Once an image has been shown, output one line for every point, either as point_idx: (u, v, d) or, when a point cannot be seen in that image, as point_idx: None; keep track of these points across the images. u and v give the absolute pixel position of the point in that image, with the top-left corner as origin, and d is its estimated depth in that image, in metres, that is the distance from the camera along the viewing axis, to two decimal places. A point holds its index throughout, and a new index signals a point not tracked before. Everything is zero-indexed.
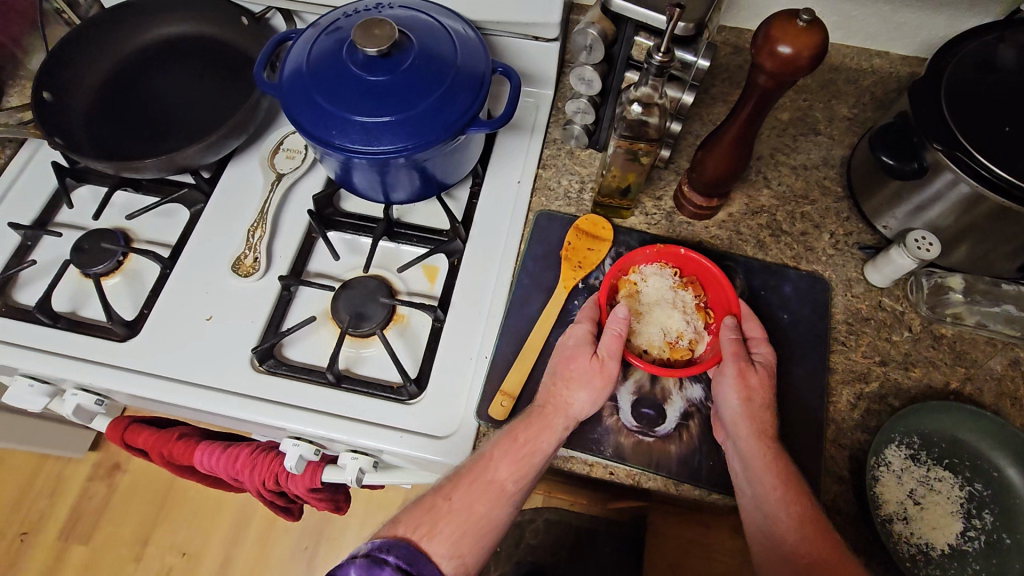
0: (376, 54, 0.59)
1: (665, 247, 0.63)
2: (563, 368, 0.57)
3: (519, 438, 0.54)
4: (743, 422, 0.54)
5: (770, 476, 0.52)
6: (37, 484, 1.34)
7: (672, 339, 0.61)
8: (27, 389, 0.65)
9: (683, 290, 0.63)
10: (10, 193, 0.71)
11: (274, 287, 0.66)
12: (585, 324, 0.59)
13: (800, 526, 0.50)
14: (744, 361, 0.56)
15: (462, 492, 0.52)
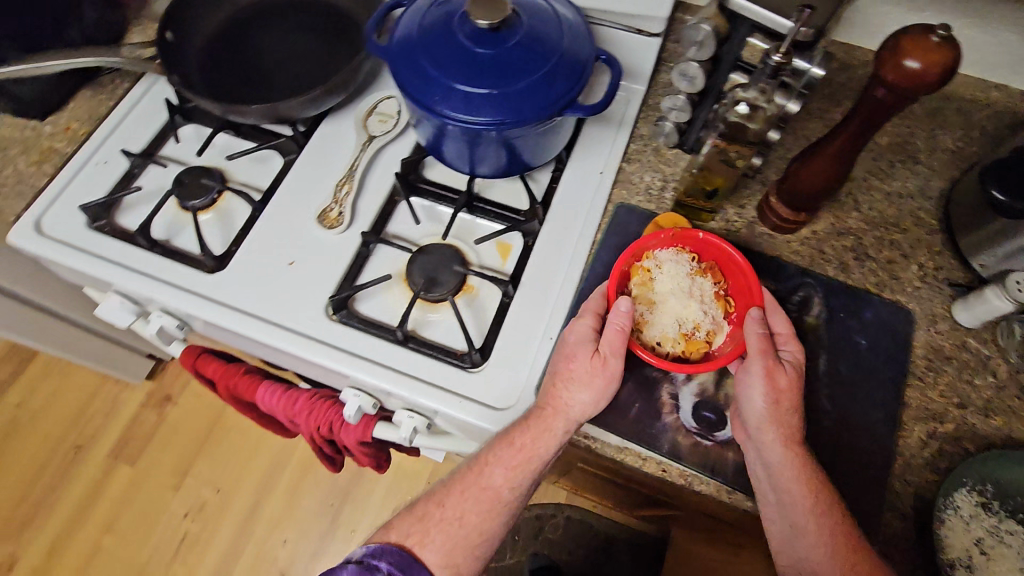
0: (486, 26, 0.60)
1: (682, 231, 0.61)
2: (562, 367, 0.57)
3: (514, 445, 0.56)
4: (771, 427, 0.52)
5: (799, 488, 0.51)
6: (95, 403, 1.42)
7: (688, 331, 0.59)
8: (118, 305, 0.69)
9: (702, 277, 0.61)
10: (124, 121, 0.76)
11: (355, 242, 0.68)
12: (588, 319, 0.58)
13: (830, 543, 0.50)
14: (771, 358, 0.54)
15: (455, 499, 0.59)
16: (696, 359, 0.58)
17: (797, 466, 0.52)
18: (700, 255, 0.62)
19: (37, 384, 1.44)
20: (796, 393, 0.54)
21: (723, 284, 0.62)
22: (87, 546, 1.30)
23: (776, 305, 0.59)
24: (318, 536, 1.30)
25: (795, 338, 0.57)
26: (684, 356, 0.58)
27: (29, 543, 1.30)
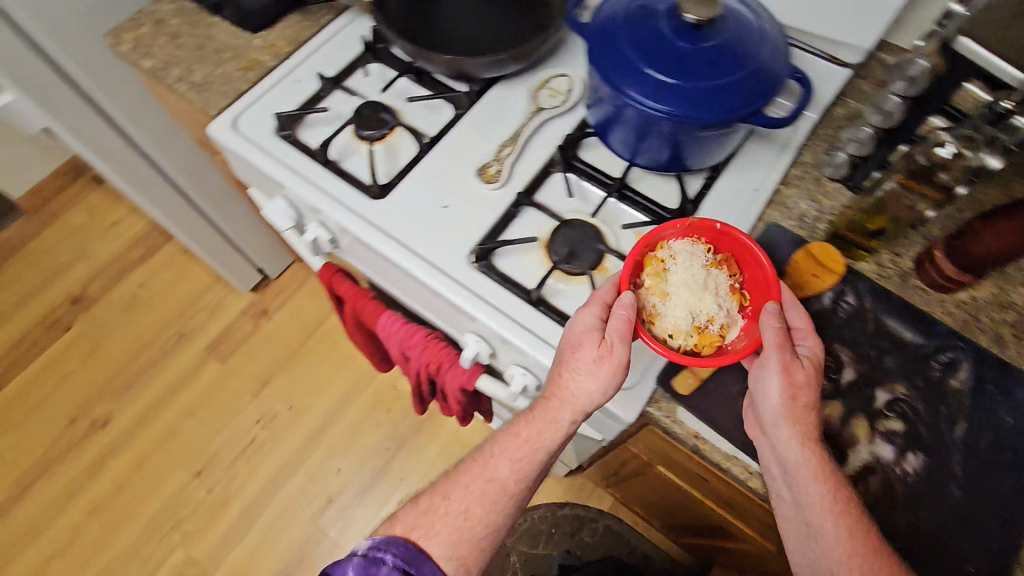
0: (693, 21, 0.61)
1: (698, 221, 0.61)
2: (566, 355, 0.60)
3: (519, 434, 0.62)
4: (785, 427, 0.53)
5: (822, 491, 0.52)
6: (202, 300, 1.56)
7: (700, 324, 0.58)
8: (283, 210, 0.76)
9: (716, 269, 0.61)
10: (320, 48, 0.82)
11: (506, 200, 0.71)
12: (595, 308, 0.59)
13: (854, 548, 0.50)
14: (789, 353, 0.54)
15: (462, 489, 0.63)
16: (709, 352, 0.57)
17: (819, 467, 0.52)
18: (715, 245, 0.62)
19: (161, 272, 1.61)
20: (814, 388, 0.54)
21: (738, 276, 0.62)
22: (168, 424, 1.42)
23: (793, 299, 0.59)
24: (368, 474, 1.36)
25: (813, 331, 0.57)
26: (697, 349, 0.57)
27: (122, 407, 1.44)
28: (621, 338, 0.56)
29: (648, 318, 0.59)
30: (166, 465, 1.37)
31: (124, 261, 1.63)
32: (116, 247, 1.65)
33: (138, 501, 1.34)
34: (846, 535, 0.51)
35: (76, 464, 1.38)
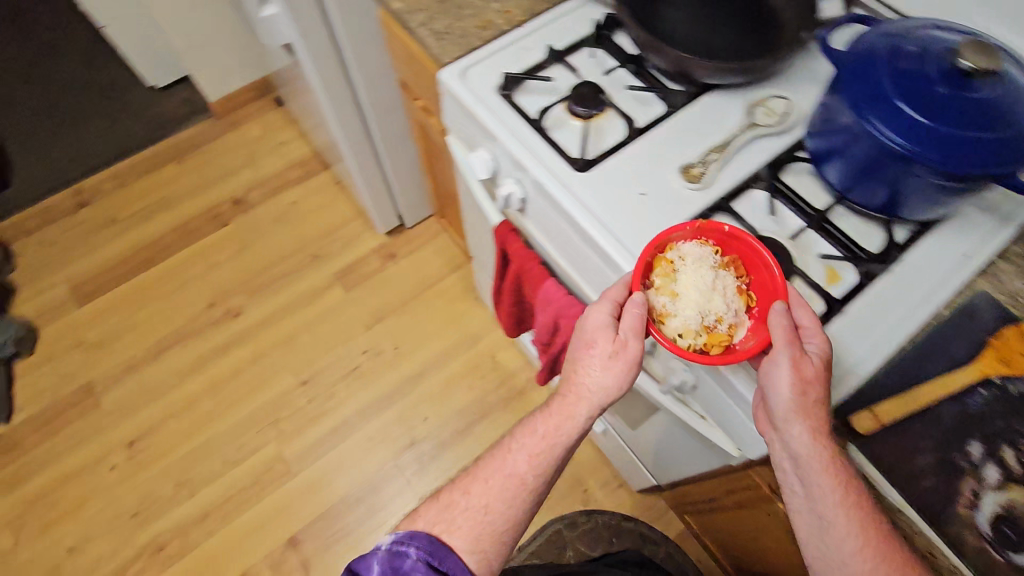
0: (967, 69, 0.59)
1: (708, 224, 0.64)
2: (581, 350, 0.66)
3: (535, 428, 0.67)
4: (794, 424, 0.56)
5: (835, 485, 0.56)
6: (342, 230, 1.69)
7: (712, 323, 0.62)
8: (483, 160, 0.82)
9: (724, 270, 0.64)
10: (557, 21, 0.86)
11: (703, 202, 0.71)
12: (608, 305, 0.65)
13: (863, 534, 0.55)
14: (798, 349, 0.57)
15: (482, 484, 0.66)
16: (719, 351, 0.60)
17: (831, 461, 0.57)
18: (723, 247, 0.65)
19: (312, 196, 1.76)
20: (820, 381, 0.58)
21: (746, 277, 0.65)
22: (288, 330, 1.54)
23: (799, 297, 0.61)
24: (451, 429, 1.42)
25: (822, 330, 0.59)
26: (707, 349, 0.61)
27: (254, 305, 1.59)
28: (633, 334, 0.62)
29: (657, 317, 0.63)
30: (279, 367, 1.50)
31: (284, 179, 1.80)
32: (279, 165, 1.83)
33: (249, 391, 1.47)
34: (856, 524, 0.56)
35: (206, 342, 1.54)
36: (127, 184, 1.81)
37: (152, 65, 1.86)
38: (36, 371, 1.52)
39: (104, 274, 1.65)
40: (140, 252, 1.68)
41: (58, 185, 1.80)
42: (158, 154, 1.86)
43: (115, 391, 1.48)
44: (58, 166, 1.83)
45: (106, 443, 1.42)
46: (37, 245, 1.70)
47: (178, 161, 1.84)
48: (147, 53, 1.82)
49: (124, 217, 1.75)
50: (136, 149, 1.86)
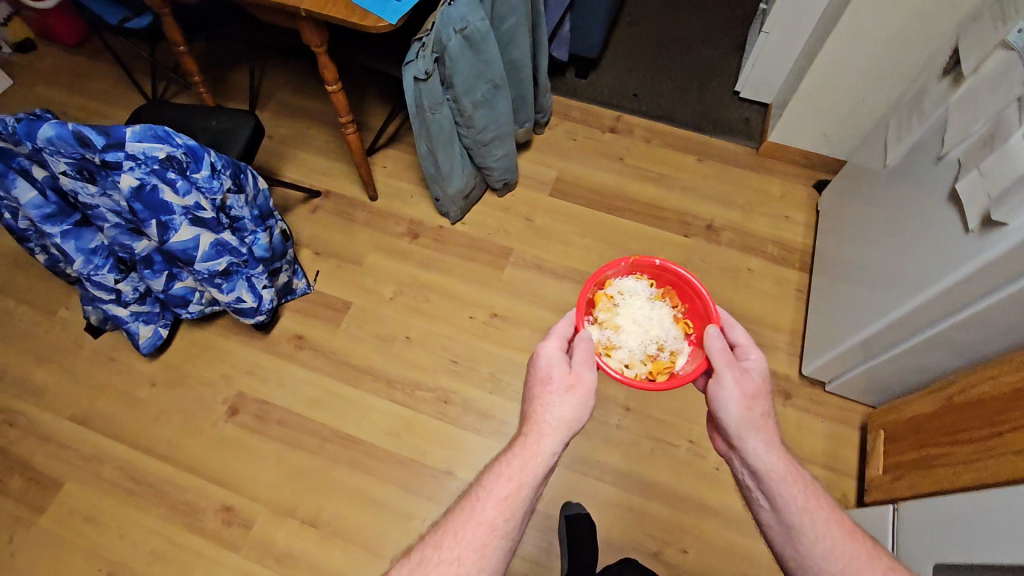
0: None
1: (648, 260, 1.11)
2: (546, 392, 0.89)
3: (503, 473, 0.83)
4: (749, 430, 0.86)
5: (796, 488, 0.83)
6: (766, 332, 1.57)
7: (649, 352, 1.05)
8: None
9: (659, 300, 1.11)
10: None
11: None
12: (556, 344, 0.94)
13: (835, 535, 0.79)
14: (735, 370, 0.90)
15: (457, 538, 0.79)
16: (661, 370, 1.04)
17: (784, 468, 0.84)
18: (657, 281, 1.14)
19: (769, 280, 1.65)
20: (761, 395, 0.90)
21: (680, 308, 1.11)
22: None
23: (727, 322, 1.02)
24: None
25: (752, 348, 0.95)
26: (651, 370, 1.03)
27: None
28: (587, 367, 0.90)
29: (610, 348, 1.05)
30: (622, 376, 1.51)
31: (762, 245, 1.72)
32: (769, 230, 1.75)
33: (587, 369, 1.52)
34: (824, 521, 0.80)
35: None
36: (651, 140, 1.93)
37: (755, 80, 1.90)
38: (490, 208, 1.79)
39: (582, 188, 1.83)
40: (614, 196, 1.81)
41: (610, 102, 2.01)
42: (691, 138, 1.93)
43: (515, 271, 1.67)
44: (622, 90, 2.04)
45: (481, 299, 1.63)
46: (565, 128, 1.95)
47: (699, 155, 1.89)
48: (764, 71, 1.85)
49: (629, 161, 1.89)
50: (679, 122, 1.97)
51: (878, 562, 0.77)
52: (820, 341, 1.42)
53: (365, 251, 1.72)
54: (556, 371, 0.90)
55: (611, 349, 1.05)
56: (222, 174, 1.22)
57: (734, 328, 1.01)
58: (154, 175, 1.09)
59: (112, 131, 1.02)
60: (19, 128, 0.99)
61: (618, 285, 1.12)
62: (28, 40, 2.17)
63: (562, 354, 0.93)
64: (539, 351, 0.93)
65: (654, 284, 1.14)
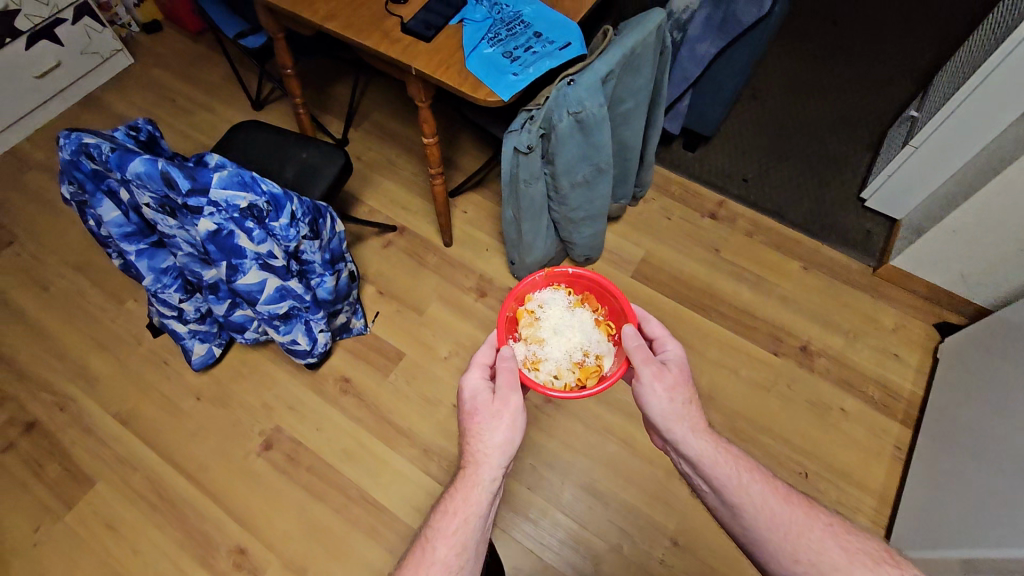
0: None
1: (562, 268, 1.05)
2: (474, 424, 0.85)
3: (448, 509, 0.80)
4: (674, 418, 0.85)
5: (727, 464, 0.81)
6: (849, 489, 1.40)
7: (576, 360, 0.98)
8: None
9: (580, 306, 1.04)
10: None
11: None
12: (478, 375, 0.90)
13: (771, 509, 0.77)
14: (654, 366, 0.87)
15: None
16: (592, 378, 0.95)
17: (711, 448, 0.82)
18: (574, 286, 1.07)
19: (863, 427, 1.47)
20: (678, 375, 0.89)
21: (600, 310, 1.04)
22: None
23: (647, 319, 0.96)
24: None
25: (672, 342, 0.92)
26: (579, 379, 0.95)
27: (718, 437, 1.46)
28: (511, 388, 0.86)
29: (536, 363, 0.97)
30: (675, 501, 1.37)
31: (861, 383, 1.53)
32: (871, 367, 1.55)
33: (637, 485, 1.39)
34: (759, 493, 0.78)
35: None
36: (754, 236, 1.77)
37: (887, 192, 1.70)
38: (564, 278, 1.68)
39: (668, 275, 1.70)
40: (700, 292, 1.67)
41: (716, 183, 1.86)
42: (798, 241, 1.76)
43: None
44: (731, 171, 1.88)
45: None
46: (661, 204, 1.82)
47: (805, 263, 1.72)
48: (901, 185, 1.64)
49: (724, 253, 1.74)
50: (789, 220, 1.79)
51: (819, 522, 0.74)
52: (917, 527, 1.24)
53: (428, 299, 1.64)
54: (482, 399, 0.87)
55: (537, 364, 0.97)
56: (301, 222, 1.18)
57: (655, 321, 0.97)
58: (232, 222, 1.05)
59: (199, 175, 0.98)
60: (112, 157, 0.97)
61: (537, 297, 1.05)
62: (155, 21, 2.23)
63: (485, 381, 0.89)
64: (463, 384, 0.90)
65: (573, 290, 1.07)
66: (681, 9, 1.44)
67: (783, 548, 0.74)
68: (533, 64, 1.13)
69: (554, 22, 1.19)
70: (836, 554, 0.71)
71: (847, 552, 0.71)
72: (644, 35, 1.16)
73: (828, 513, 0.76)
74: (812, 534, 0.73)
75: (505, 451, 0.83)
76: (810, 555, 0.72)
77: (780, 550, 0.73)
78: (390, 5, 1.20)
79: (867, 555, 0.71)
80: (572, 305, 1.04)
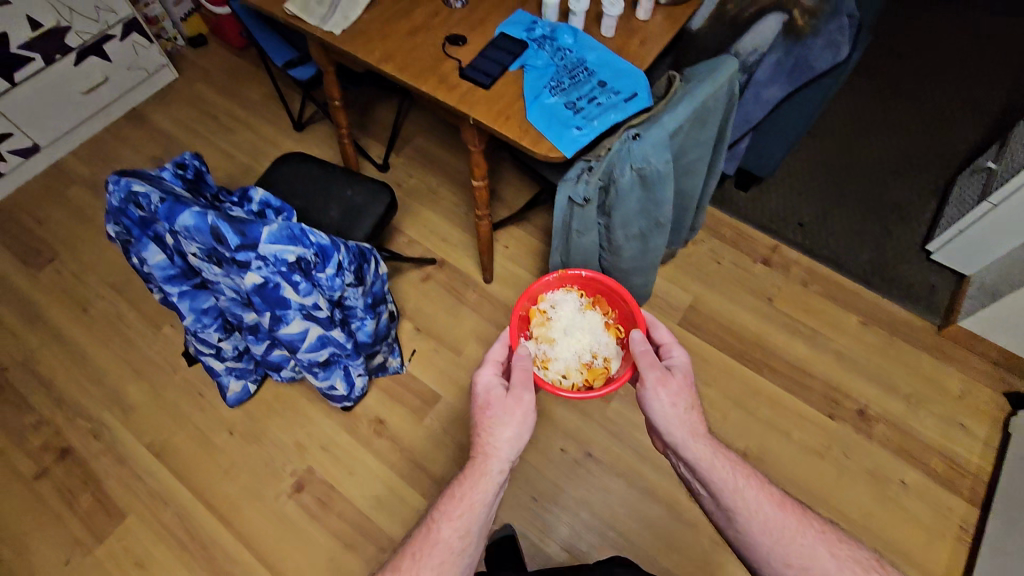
0: None
1: (575, 273, 1.18)
2: (486, 417, 0.89)
3: (454, 495, 0.83)
4: (675, 420, 0.87)
5: (725, 469, 0.82)
6: (909, 570, 1.32)
7: (585, 361, 1.10)
8: None
9: (590, 308, 1.17)
10: None
11: None
12: (491, 366, 0.97)
13: (768, 513, 0.79)
14: (659, 369, 0.91)
15: (413, 563, 0.77)
16: (598, 377, 1.08)
17: (710, 451, 0.84)
18: (585, 290, 1.20)
19: (925, 502, 1.39)
20: (681, 378, 0.92)
21: (609, 314, 1.17)
22: None
23: (653, 323, 1.08)
24: None
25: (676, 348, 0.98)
26: (586, 379, 1.08)
27: None
28: (524, 386, 0.91)
29: (547, 361, 1.09)
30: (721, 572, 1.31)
31: (922, 454, 1.45)
32: (933, 436, 1.47)
33: (681, 552, 1.35)
34: (756, 497, 0.80)
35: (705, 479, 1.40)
36: (809, 286, 1.69)
37: (960, 245, 1.60)
38: None
39: (717, 325, 1.63)
40: (751, 344, 1.60)
41: (769, 227, 1.78)
42: (856, 294, 1.67)
43: (622, 409, 1.51)
44: (786, 215, 1.80)
45: (581, 433, 1.48)
46: (710, 247, 1.75)
47: (863, 318, 1.63)
48: (979, 239, 1.55)
49: (776, 303, 1.66)
50: (846, 270, 1.71)
51: (811, 529, 0.77)
52: None
53: (465, 339, 1.60)
54: (495, 394, 0.92)
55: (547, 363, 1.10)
56: (346, 270, 1.13)
57: (660, 327, 1.08)
58: (279, 275, 1.01)
59: (248, 230, 0.94)
60: (161, 208, 0.94)
61: (553, 301, 1.17)
62: (200, 35, 2.22)
63: (498, 377, 0.94)
64: (476, 378, 0.94)
65: (584, 294, 1.20)
66: (748, 50, 1.35)
67: (776, 552, 0.76)
68: (598, 116, 1.07)
69: (621, 69, 1.13)
70: (826, 560, 0.74)
71: (837, 560, 0.74)
72: (714, 86, 1.09)
73: (821, 521, 0.78)
74: (805, 540, 0.76)
75: (514, 443, 0.87)
76: (803, 561, 0.75)
77: (773, 554, 0.76)
78: (448, 48, 1.15)
79: (854, 562, 0.74)
80: (585, 313, 1.16)
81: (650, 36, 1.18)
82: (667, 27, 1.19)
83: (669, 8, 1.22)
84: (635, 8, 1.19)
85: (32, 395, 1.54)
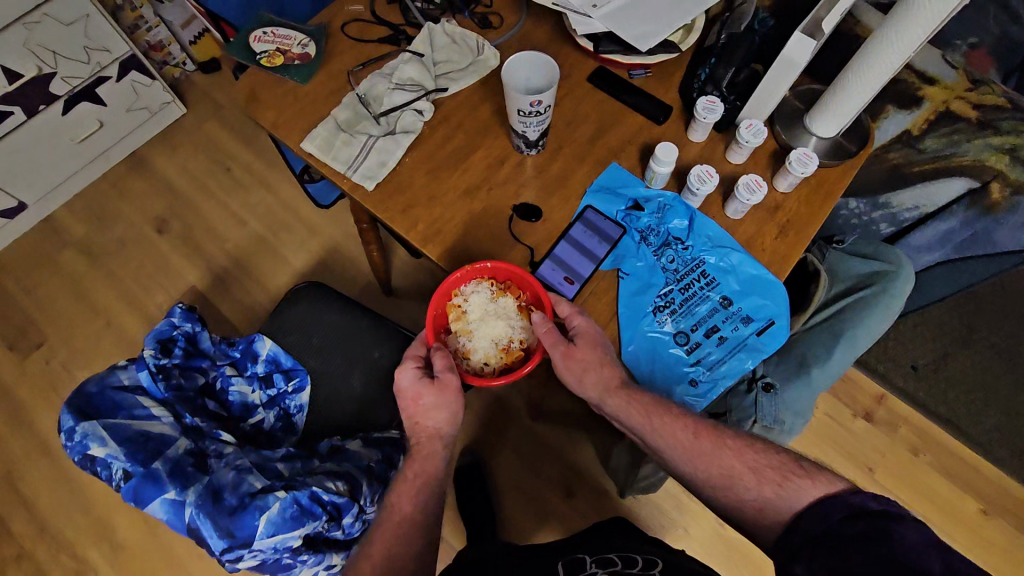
0: None
1: (476, 268, 0.80)
2: (418, 406, 0.79)
3: (400, 480, 0.79)
4: (589, 385, 0.76)
5: (640, 420, 0.74)
6: None
7: (501, 348, 0.80)
8: None
9: (499, 294, 0.82)
10: None
11: None
12: (411, 366, 0.79)
13: (689, 447, 0.73)
14: (563, 344, 0.74)
15: (372, 548, 0.73)
16: (516, 365, 0.79)
17: (623, 404, 0.75)
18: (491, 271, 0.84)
19: None
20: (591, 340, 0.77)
21: (522, 295, 0.82)
22: None
23: (557, 301, 0.77)
24: None
25: (583, 317, 0.76)
26: (507, 366, 0.79)
27: None
28: (449, 369, 0.77)
29: (464, 354, 0.81)
30: None
31: None
32: None
33: None
34: (671, 432, 0.73)
35: None
36: (919, 455, 1.40)
37: None
38: (673, 485, 1.37)
39: None
40: None
41: (877, 370, 1.47)
42: (975, 469, 1.39)
43: None
44: (899, 354, 1.48)
45: None
46: None
47: (985, 506, 1.36)
48: None
49: (878, 476, 1.38)
50: (968, 437, 1.41)
51: (729, 450, 0.72)
52: None
53: (504, 492, 1.38)
54: (418, 387, 0.78)
55: (463, 357, 0.81)
56: (369, 507, 0.87)
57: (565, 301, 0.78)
58: (282, 554, 0.76)
59: (237, 526, 0.70)
60: (125, 488, 0.70)
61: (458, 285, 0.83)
62: (213, 59, 1.89)
63: (416, 371, 0.79)
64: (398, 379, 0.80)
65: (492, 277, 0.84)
66: (905, 207, 1.03)
67: (702, 479, 0.72)
68: (718, 361, 0.78)
69: (752, 280, 0.82)
70: (747, 476, 0.70)
71: (755, 474, 0.70)
72: (881, 322, 0.82)
73: (735, 438, 0.74)
74: (723, 462, 0.72)
75: (454, 420, 0.80)
76: (725, 479, 0.71)
77: (699, 481, 0.73)
78: (518, 226, 0.86)
79: (772, 472, 0.69)
80: (495, 287, 0.82)
81: (794, 221, 0.86)
82: (818, 209, 0.87)
83: (820, 177, 0.89)
84: (775, 176, 0.88)
85: (12, 521, 1.37)
